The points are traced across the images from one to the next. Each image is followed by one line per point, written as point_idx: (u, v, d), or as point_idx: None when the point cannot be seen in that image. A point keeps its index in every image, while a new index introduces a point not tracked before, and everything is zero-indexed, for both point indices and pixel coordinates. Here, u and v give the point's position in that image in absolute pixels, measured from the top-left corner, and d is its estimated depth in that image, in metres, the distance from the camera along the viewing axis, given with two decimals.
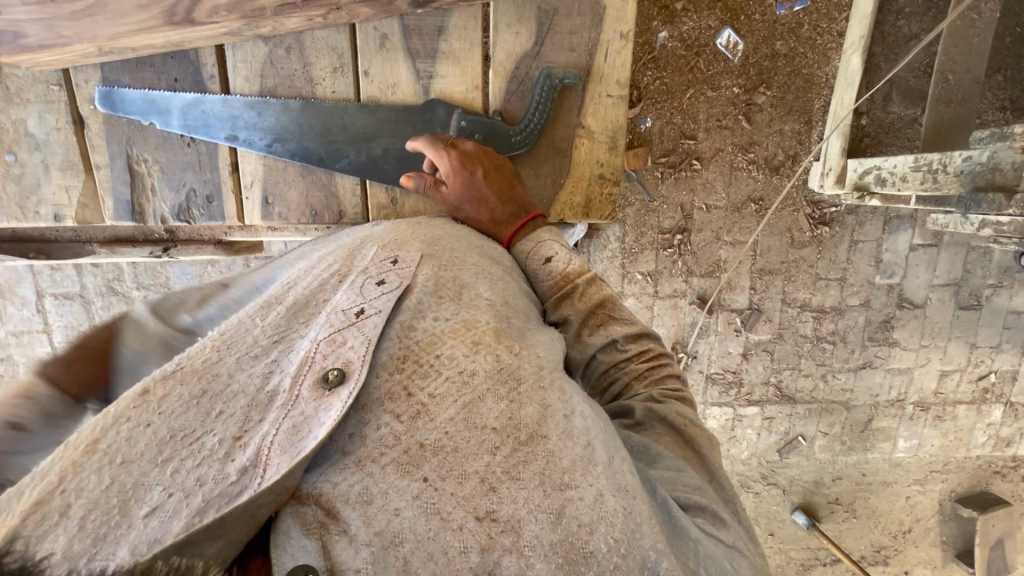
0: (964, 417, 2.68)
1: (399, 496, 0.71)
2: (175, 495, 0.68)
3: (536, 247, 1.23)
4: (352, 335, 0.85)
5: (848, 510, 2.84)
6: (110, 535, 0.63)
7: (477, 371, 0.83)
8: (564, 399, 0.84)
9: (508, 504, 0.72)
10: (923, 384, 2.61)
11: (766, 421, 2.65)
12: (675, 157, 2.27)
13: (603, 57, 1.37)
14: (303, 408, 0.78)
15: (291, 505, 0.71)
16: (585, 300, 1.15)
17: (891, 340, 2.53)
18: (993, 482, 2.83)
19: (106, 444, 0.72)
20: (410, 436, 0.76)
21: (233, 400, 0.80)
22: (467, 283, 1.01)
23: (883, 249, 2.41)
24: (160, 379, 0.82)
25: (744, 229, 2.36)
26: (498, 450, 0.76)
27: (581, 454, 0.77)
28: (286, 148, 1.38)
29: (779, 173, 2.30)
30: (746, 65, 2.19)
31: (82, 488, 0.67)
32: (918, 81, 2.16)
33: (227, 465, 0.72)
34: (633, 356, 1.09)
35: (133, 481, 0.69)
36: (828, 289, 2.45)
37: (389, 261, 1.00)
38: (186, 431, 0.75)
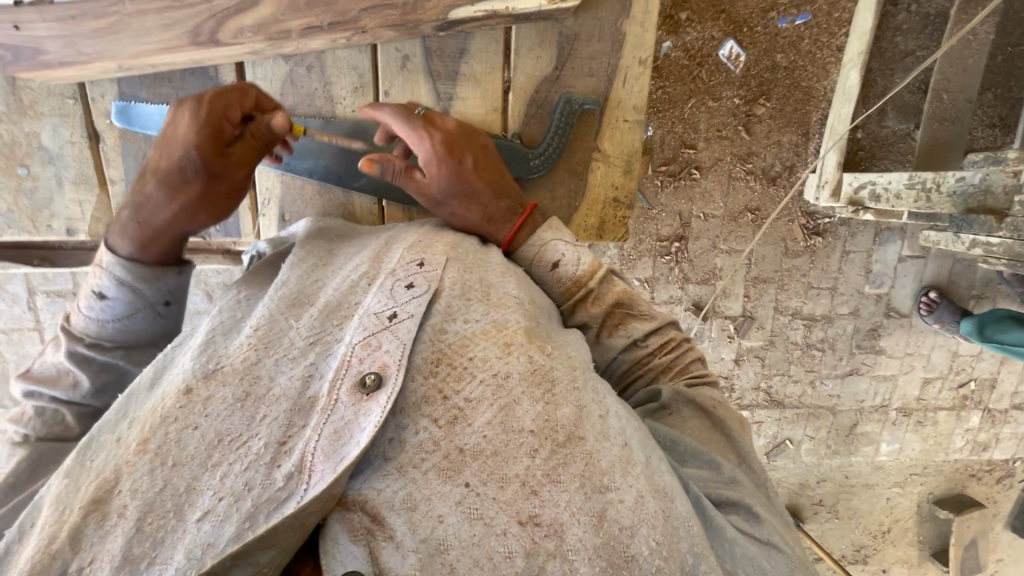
0: (945, 422, 2.77)
1: (442, 502, 0.73)
2: (226, 499, 0.71)
3: (541, 251, 1.15)
4: (387, 339, 0.83)
5: (830, 510, 2.92)
6: (169, 538, 0.69)
7: (511, 373, 0.82)
8: (598, 398, 0.84)
9: (551, 508, 0.73)
10: (907, 390, 2.69)
11: (755, 426, 2.71)
12: (675, 166, 2.30)
13: (621, 84, 1.36)
14: (343, 413, 0.77)
15: (338, 511, 0.73)
16: (599, 304, 1.14)
17: (878, 348, 2.60)
18: (968, 485, 2.94)
19: (156, 445, 0.76)
20: (449, 441, 0.77)
21: (276, 404, 0.80)
22: (495, 282, 0.96)
23: (873, 259, 2.47)
24: (201, 378, 0.82)
25: (740, 238, 2.40)
26: (537, 452, 0.76)
27: (619, 454, 0.78)
28: (304, 166, 1.36)
29: (777, 184, 2.33)
30: (747, 77, 2.21)
31: (138, 489, 0.73)
32: (912, 97, 2.21)
33: (274, 470, 0.74)
34: (656, 351, 1.13)
35: (186, 485, 0.73)
36: (819, 298, 2.51)
37: (416, 263, 0.94)
38: (233, 435, 0.77)
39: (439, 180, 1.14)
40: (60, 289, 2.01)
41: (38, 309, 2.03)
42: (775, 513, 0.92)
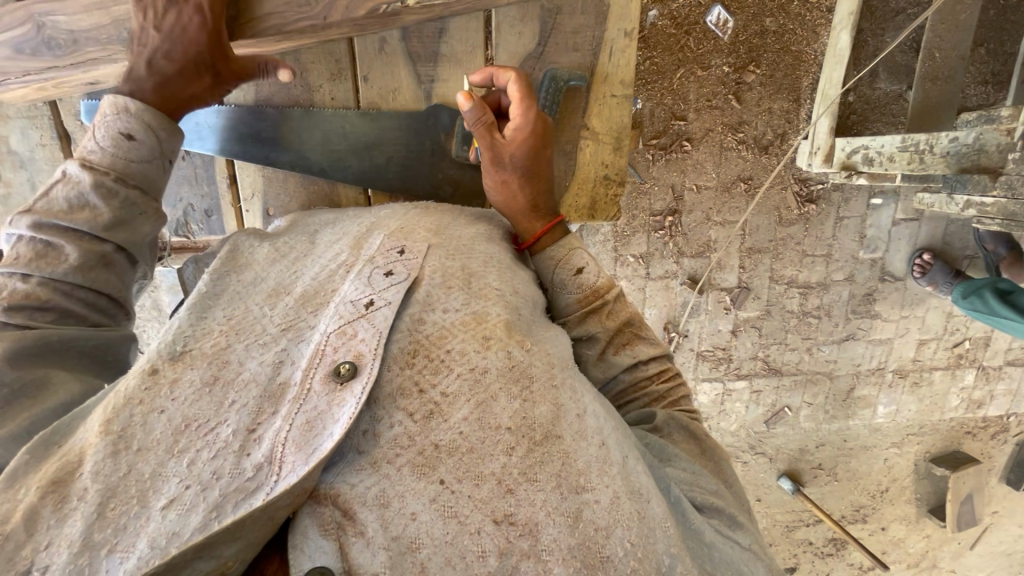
0: (940, 382, 2.80)
1: (416, 499, 0.67)
2: (193, 488, 0.64)
3: (568, 255, 1.12)
4: (363, 328, 0.78)
5: (830, 473, 2.98)
6: (130, 526, 0.61)
7: (489, 368, 0.77)
8: (575, 398, 0.79)
9: (526, 507, 0.68)
10: (903, 352, 2.71)
11: (754, 395, 2.74)
12: (665, 139, 2.27)
13: (606, 57, 1.33)
14: (315, 403, 0.72)
15: (309, 504, 0.67)
16: (613, 319, 1.11)
17: (873, 312, 2.61)
18: (964, 442, 2.99)
19: (119, 426, 0.67)
20: (425, 437, 0.71)
21: (246, 389, 0.73)
22: (478, 272, 0.93)
23: (867, 224, 2.46)
24: (168, 360, 0.75)
25: (734, 210, 2.38)
26: (513, 451, 0.71)
27: (597, 454, 0.75)
28: (286, 160, 1.32)
29: (769, 152, 2.31)
30: (736, 43, 2.17)
31: (98, 473, 0.64)
32: (905, 57, 2.17)
33: (244, 459, 0.67)
34: (654, 376, 1.11)
35: (151, 472, 0.65)
36: (814, 265, 2.51)
37: (396, 250, 0.91)
38: (200, 421, 0.70)
39: (514, 153, 1.13)
40: None
41: None
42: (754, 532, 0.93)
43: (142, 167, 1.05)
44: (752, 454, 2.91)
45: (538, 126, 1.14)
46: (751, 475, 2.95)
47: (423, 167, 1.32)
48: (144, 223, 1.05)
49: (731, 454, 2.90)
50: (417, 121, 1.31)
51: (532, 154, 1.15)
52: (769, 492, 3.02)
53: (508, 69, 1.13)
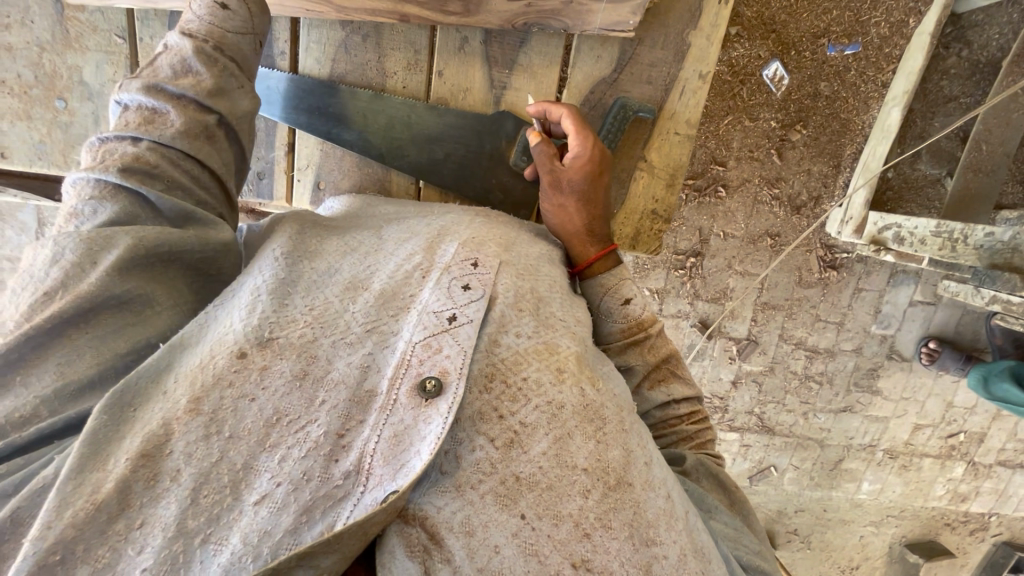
0: (929, 469, 2.79)
1: (499, 532, 0.70)
2: (284, 485, 0.67)
3: (618, 285, 1.11)
4: (447, 343, 0.80)
5: (803, 540, 2.97)
6: (223, 517, 0.65)
7: (566, 404, 0.79)
8: (642, 444, 0.85)
9: (601, 555, 0.72)
10: (896, 433, 2.70)
11: (743, 449, 2.74)
12: (701, 181, 2.28)
13: (676, 95, 1.34)
14: (402, 416, 0.74)
15: (397, 522, 0.71)
16: (653, 354, 1.12)
17: (875, 388, 2.61)
18: (942, 533, 2.97)
19: (210, 408, 0.70)
20: (506, 467, 0.74)
21: (335, 389, 0.75)
22: (545, 297, 0.95)
23: (883, 300, 2.46)
24: (257, 345, 0.76)
25: (756, 262, 2.38)
26: (590, 494, 0.75)
27: (664, 506, 0.80)
28: (348, 136, 1.32)
29: (801, 213, 2.32)
30: (787, 100, 2.18)
31: (190, 456, 0.67)
32: (950, 144, 2.18)
33: (332, 466, 0.69)
34: (684, 417, 1.12)
35: (243, 463, 0.68)
36: (824, 331, 2.51)
37: (471, 262, 0.92)
38: (291, 416, 0.72)
39: (572, 179, 1.15)
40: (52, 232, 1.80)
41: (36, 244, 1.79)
42: None
43: (237, 39, 1.11)
44: None
45: (597, 153, 1.15)
46: None
47: (478, 170, 1.33)
48: (241, 96, 1.09)
49: None
50: (479, 123, 1.31)
51: (591, 182, 1.16)
52: None
53: (562, 105, 1.18)
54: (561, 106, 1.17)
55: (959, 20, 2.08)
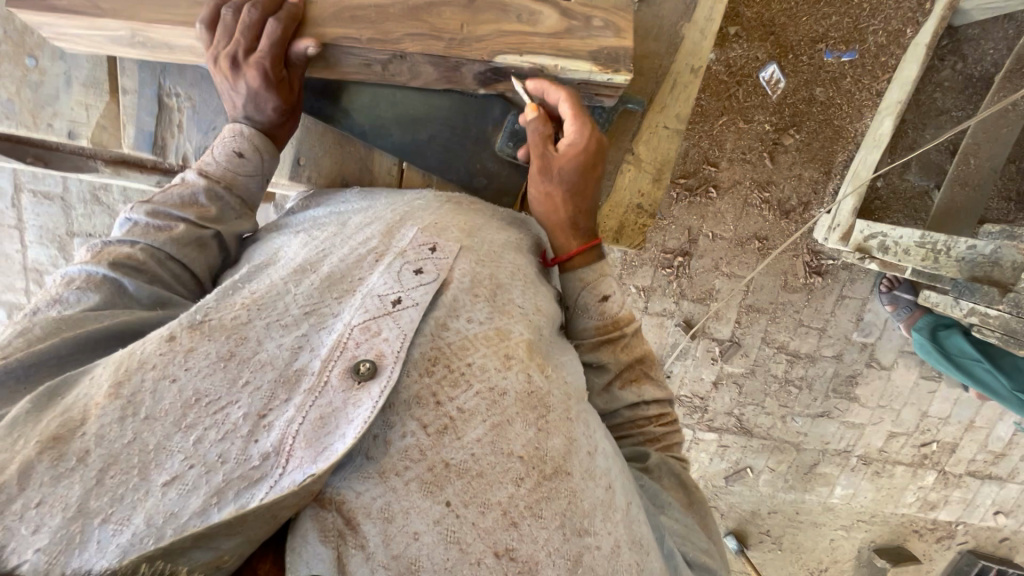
0: (900, 476, 2.83)
1: (420, 519, 0.69)
2: (197, 468, 0.64)
3: (597, 281, 1.09)
4: (388, 326, 0.78)
5: (775, 541, 3.01)
6: (128, 497, 0.61)
7: (508, 391, 0.79)
8: (588, 434, 0.84)
9: (528, 544, 0.72)
10: (871, 440, 2.74)
11: (720, 449, 2.76)
12: (693, 180, 2.28)
13: (667, 88, 1.33)
14: (332, 398, 0.72)
15: (313, 507, 0.68)
16: (626, 352, 1.11)
17: (852, 395, 2.64)
18: (910, 540, 3.03)
19: (129, 392, 0.67)
20: (436, 453, 0.73)
21: (261, 370, 0.73)
22: (505, 286, 0.92)
23: (866, 308, 2.48)
24: (188, 328, 0.75)
25: (743, 264, 2.39)
26: (522, 482, 0.74)
27: (603, 497, 0.79)
28: (329, 110, 1.30)
29: (789, 218, 2.33)
30: (782, 104, 2.18)
31: (103, 437, 0.63)
32: (939, 157, 2.20)
33: (251, 445, 0.67)
34: (653, 417, 1.12)
35: (155, 443, 0.65)
36: (806, 336, 2.52)
37: (428, 247, 0.90)
38: (210, 398, 0.69)
39: (564, 167, 1.09)
40: (49, 191, 1.97)
41: (22, 209, 1.99)
42: None
43: (248, 181, 1.09)
44: None
45: (593, 144, 1.08)
46: None
47: (463, 150, 1.30)
48: (241, 219, 1.07)
49: None
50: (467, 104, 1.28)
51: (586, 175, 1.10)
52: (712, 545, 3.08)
53: (560, 89, 1.11)
54: (557, 90, 1.09)
55: (955, 33, 2.08)
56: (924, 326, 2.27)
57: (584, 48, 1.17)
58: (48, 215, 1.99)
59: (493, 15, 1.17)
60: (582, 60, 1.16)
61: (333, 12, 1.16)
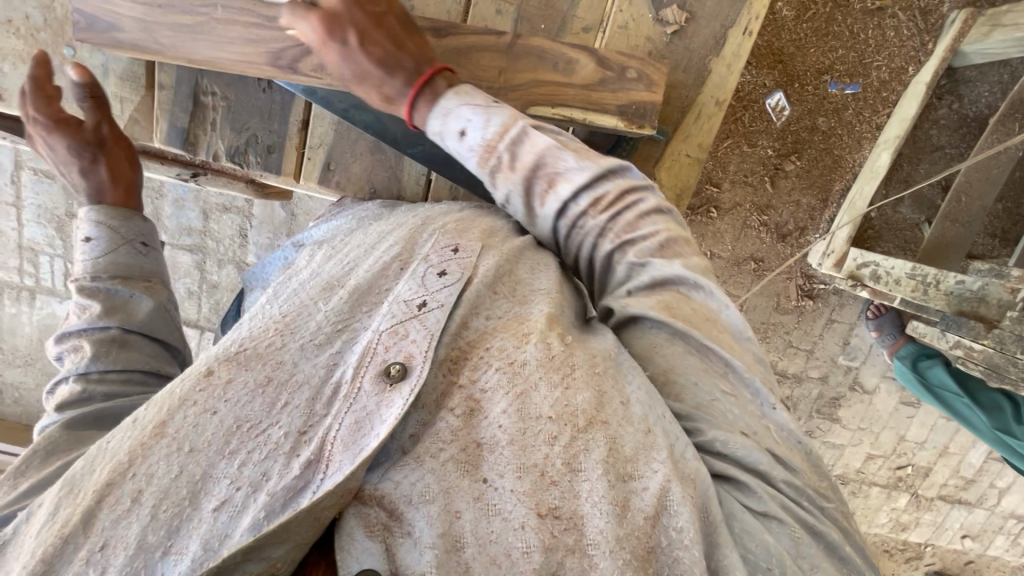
0: (875, 497, 2.92)
1: (461, 496, 0.72)
2: (243, 490, 0.70)
3: (445, 119, 1.07)
4: (414, 328, 0.82)
5: None
6: (183, 527, 0.67)
7: (528, 361, 0.82)
8: (617, 386, 0.83)
9: (570, 499, 0.73)
10: (849, 461, 2.82)
11: None
12: (696, 200, 2.32)
13: (693, 119, 1.40)
14: (365, 403, 0.77)
15: (354, 505, 0.73)
16: (518, 166, 1.04)
17: (835, 416, 2.71)
18: (880, 558, 3.12)
19: (174, 430, 0.73)
20: (468, 433, 0.77)
21: (297, 391, 0.77)
22: (527, 279, 0.97)
23: (853, 333, 2.55)
24: (222, 361, 0.79)
25: (739, 283, 2.44)
26: (556, 440, 0.75)
27: (642, 441, 0.78)
28: (362, 118, 1.31)
29: (786, 241, 2.39)
30: (786, 130, 2.24)
31: (153, 475, 0.70)
32: (932, 191, 2.28)
33: (292, 460, 0.72)
34: (599, 222, 1.02)
35: (202, 473, 0.71)
36: (795, 357, 2.59)
37: (450, 248, 0.95)
38: (253, 422, 0.74)
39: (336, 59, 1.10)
40: (50, 169, 1.93)
41: (21, 186, 1.96)
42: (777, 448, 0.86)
43: (120, 258, 1.15)
44: None
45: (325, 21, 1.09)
46: None
47: None
48: (143, 299, 1.12)
49: None
50: None
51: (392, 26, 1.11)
52: None
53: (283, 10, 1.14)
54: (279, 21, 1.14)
55: (954, 74, 2.16)
56: (907, 353, 2.36)
57: (615, 100, 1.32)
58: (48, 194, 1.96)
59: (530, 63, 1.30)
60: (609, 114, 1.32)
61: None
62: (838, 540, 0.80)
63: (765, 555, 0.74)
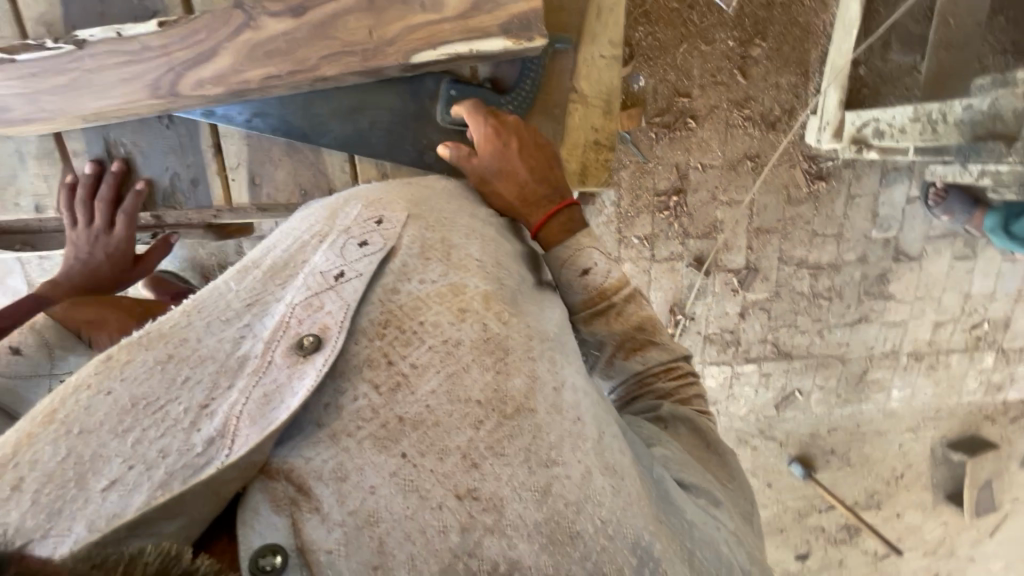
0: (957, 365, 2.72)
1: (374, 472, 0.66)
2: (136, 468, 0.64)
3: (575, 254, 1.05)
4: (330, 299, 0.77)
5: (843, 459, 2.90)
6: (66, 509, 0.60)
7: (462, 340, 0.75)
8: (553, 369, 0.76)
9: (491, 482, 0.66)
10: (918, 334, 2.64)
11: (763, 378, 2.68)
12: (669, 116, 2.22)
13: (595, 18, 1.30)
14: (275, 376, 0.72)
15: (260, 480, 0.67)
16: (621, 321, 1.04)
17: (886, 293, 2.55)
18: (983, 427, 2.90)
19: (64, 414, 0.67)
20: (389, 410, 0.70)
21: (200, 365, 0.73)
22: (456, 244, 0.89)
23: (879, 202, 2.40)
24: (125, 345, 0.74)
25: (740, 187, 2.32)
26: (481, 425, 0.70)
27: (571, 429, 0.71)
28: (268, 124, 1.23)
29: (777, 129, 2.25)
30: (741, 16, 2.11)
31: (38, 460, 0.63)
32: (918, 27, 2.11)
33: (193, 436, 0.67)
34: (662, 374, 1.05)
35: (91, 452, 0.64)
36: (824, 245, 2.44)
37: (375, 220, 0.89)
38: (149, 400, 0.69)
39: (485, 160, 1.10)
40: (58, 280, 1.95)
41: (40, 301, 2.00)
42: (742, 520, 0.87)
43: None
44: (762, 439, 2.83)
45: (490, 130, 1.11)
46: (762, 461, 2.87)
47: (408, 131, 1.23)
48: None
49: (740, 439, 2.83)
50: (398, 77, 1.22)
51: (529, 138, 1.13)
52: (780, 479, 2.95)
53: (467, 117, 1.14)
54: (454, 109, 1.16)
55: None
56: (995, 225, 2.26)
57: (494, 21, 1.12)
58: None
59: (398, 12, 1.11)
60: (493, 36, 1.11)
61: (247, 52, 1.13)
62: None
63: (717, 560, 0.74)
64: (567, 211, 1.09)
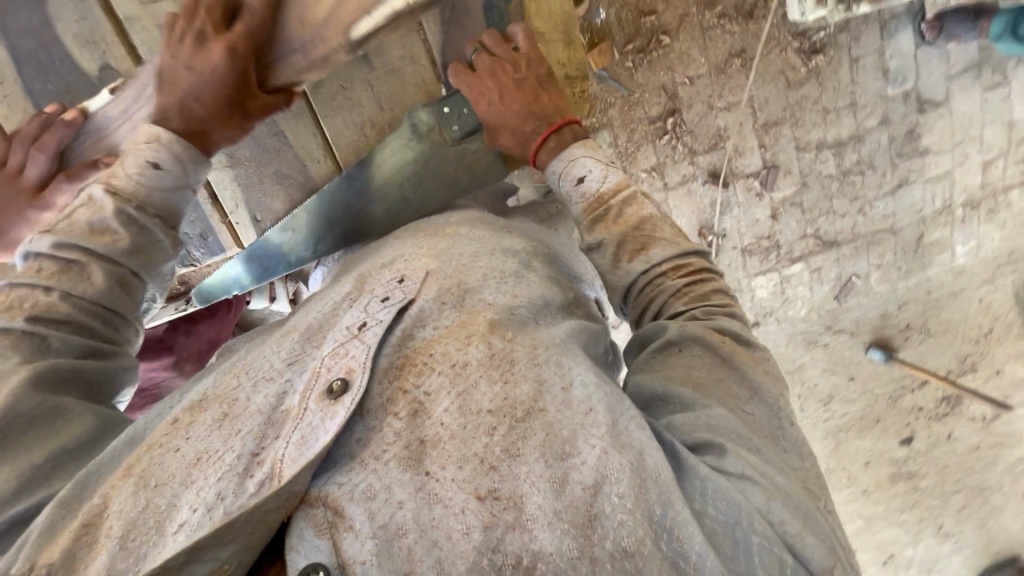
0: (1020, 201, 2.55)
1: (401, 489, 0.79)
2: (199, 510, 0.78)
3: (568, 166, 1.27)
4: (355, 345, 0.90)
5: (922, 331, 2.73)
6: (146, 554, 0.75)
7: (470, 360, 0.88)
8: (560, 372, 0.89)
9: (509, 482, 0.79)
10: (968, 180, 2.47)
11: (815, 273, 2.56)
12: (641, 40, 2.13)
13: None
14: (311, 419, 0.83)
15: (302, 509, 0.80)
16: (620, 221, 1.21)
17: (921, 149, 2.39)
18: None
19: (139, 470, 0.82)
20: (411, 432, 0.83)
21: (250, 418, 0.86)
22: (473, 288, 1.01)
23: (886, 57, 2.25)
24: (188, 409, 0.90)
25: (735, 88, 2.22)
26: (494, 431, 0.82)
27: (581, 421, 0.84)
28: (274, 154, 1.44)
29: (755, 17, 2.15)
30: None
31: (121, 510, 0.79)
32: None
33: (246, 480, 0.80)
34: (668, 272, 1.15)
35: (166, 503, 0.80)
36: (841, 120, 2.31)
37: (396, 279, 1.02)
38: (211, 452, 0.83)
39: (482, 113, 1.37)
40: None
41: None
42: (768, 453, 0.89)
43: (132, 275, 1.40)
44: (830, 334, 2.70)
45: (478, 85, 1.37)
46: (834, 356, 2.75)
47: None
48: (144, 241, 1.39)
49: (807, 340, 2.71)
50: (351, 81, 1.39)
51: (509, 76, 1.35)
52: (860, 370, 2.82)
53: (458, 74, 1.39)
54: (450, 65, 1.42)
55: None
56: (1002, 31, 2.11)
57: None
58: None
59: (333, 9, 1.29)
60: None
61: None
62: (802, 536, 0.80)
63: (734, 512, 0.80)
64: (560, 133, 1.33)
